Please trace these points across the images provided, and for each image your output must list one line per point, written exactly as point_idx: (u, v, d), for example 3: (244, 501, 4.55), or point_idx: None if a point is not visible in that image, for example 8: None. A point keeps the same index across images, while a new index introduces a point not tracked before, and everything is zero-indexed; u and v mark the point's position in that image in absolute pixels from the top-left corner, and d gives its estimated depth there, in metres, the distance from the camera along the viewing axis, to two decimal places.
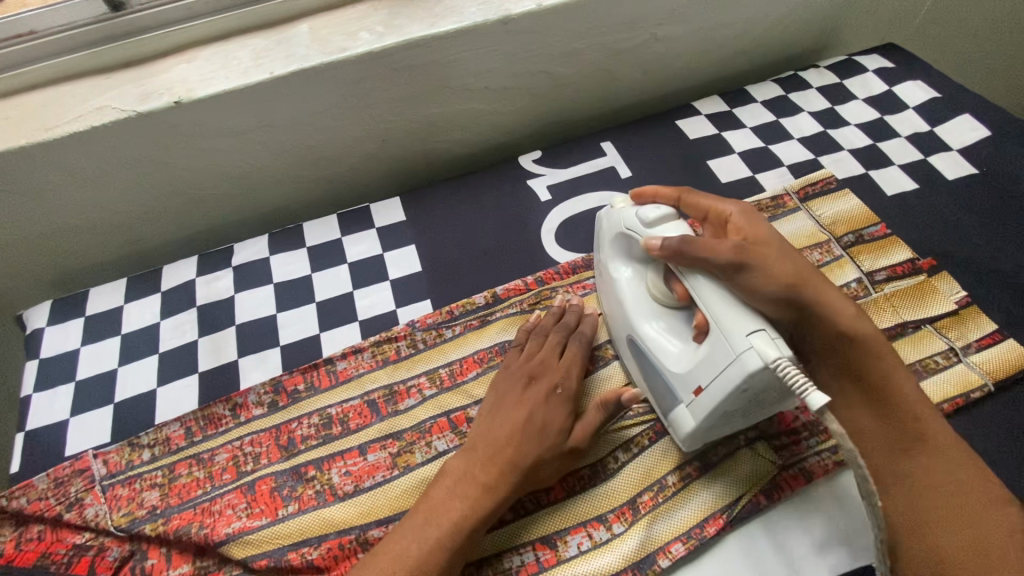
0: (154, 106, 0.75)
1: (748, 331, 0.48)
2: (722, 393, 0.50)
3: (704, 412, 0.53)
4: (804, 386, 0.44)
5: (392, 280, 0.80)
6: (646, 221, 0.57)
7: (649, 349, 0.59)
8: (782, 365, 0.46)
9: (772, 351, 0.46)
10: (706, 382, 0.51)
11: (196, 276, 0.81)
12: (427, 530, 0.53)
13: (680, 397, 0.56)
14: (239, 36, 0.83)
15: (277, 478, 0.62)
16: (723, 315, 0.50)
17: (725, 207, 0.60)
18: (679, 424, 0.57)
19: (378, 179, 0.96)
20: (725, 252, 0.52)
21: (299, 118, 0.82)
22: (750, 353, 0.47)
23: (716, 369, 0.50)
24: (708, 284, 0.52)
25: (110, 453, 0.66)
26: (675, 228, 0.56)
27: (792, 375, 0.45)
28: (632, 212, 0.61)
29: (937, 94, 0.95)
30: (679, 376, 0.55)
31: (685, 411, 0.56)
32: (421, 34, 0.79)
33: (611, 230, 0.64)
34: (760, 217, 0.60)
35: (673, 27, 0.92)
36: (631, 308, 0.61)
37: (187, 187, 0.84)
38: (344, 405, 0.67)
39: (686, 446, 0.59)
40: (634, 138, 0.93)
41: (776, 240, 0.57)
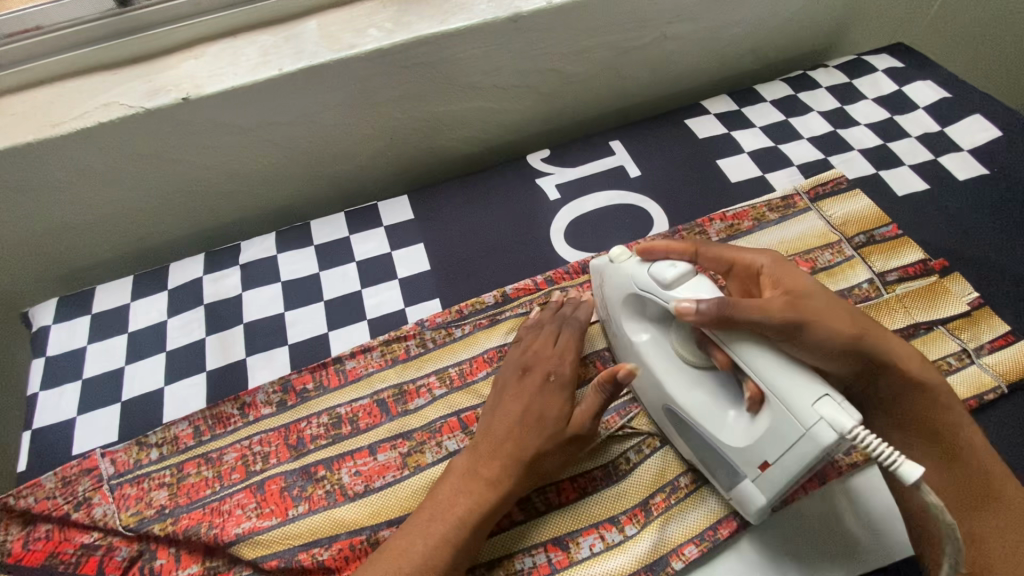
0: (162, 102, 0.74)
1: (815, 400, 0.46)
2: (797, 466, 0.48)
3: (774, 486, 0.51)
4: (894, 459, 0.44)
5: (400, 279, 0.79)
6: (664, 282, 0.54)
7: (694, 418, 0.56)
8: (860, 434, 0.44)
9: (845, 421, 0.45)
10: (776, 458, 0.50)
11: (204, 273, 0.81)
12: (432, 525, 0.53)
13: (742, 471, 0.54)
14: (247, 32, 0.82)
15: (286, 478, 0.62)
16: (787, 388, 0.48)
17: (754, 257, 0.58)
18: (747, 499, 0.54)
19: (385, 176, 0.95)
20: (778, 313, 0.50)
21: (308, 115, 0.81)
22: (823, 425, 0.46)
23: (785, 445, 0.49)
24: (760, 353, 0.49)
25: (118, 452, 0.65)
26: (700, 287, 0.53)
27: (876, 446, 0.44)
28: (644, 270, 0.57)
29: (947, 94, 0.94)
30: (738, 450, 0.53)
31: (751, 486, 0.54)
32: (431, 31, 0.79)
33: (620, 289, 0.61)
34: (792, 264, 0.58)
35: (683, 25, 0.92)
36: (663, 376, 0.58)
37: (194, 184, 0.84)
38: (353, 405, 0.67)
39: (751, 518, 0.56)
40: (643, 137, 0.92)
41: (817, 290, 0.55)
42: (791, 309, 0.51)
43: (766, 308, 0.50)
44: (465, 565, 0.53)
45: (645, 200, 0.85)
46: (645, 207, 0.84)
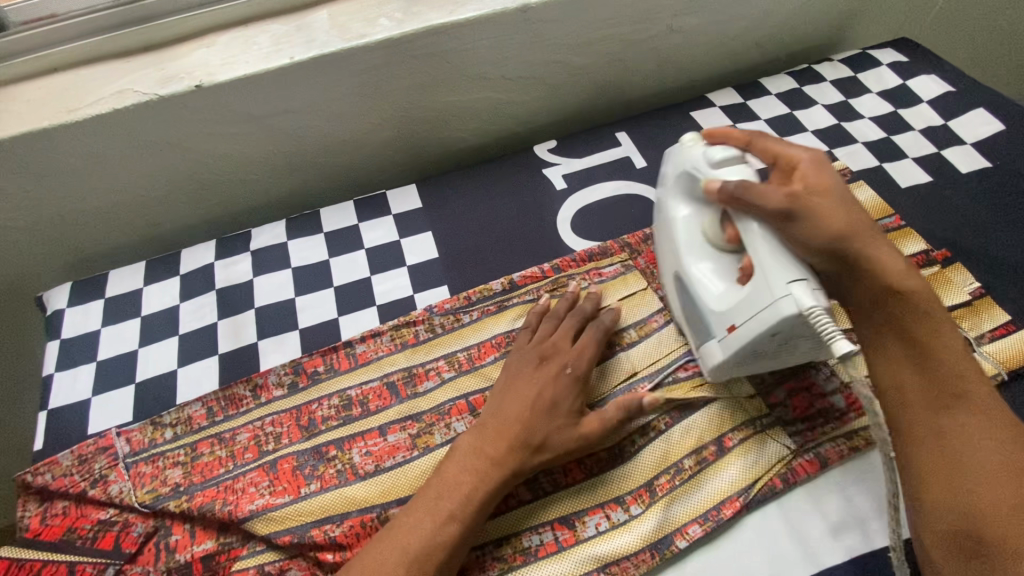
0: (176, 89, 0.75)
1: (789, 280, 0.51)
2: (754, 332, 0.54)
3: (733, 347, 0.57)
4: (834, 336, 0.49)
5: (409, 266, 0.80)
6: (710, 160, 0.59)
7: (692, 283, 0.62)
8: (815, 314, 0.50)
9: (808, 301, 0.50)
10: (741, 321, 0.55)
11: (215, 260, 0.82)
12: (440, 502, 0.55)
13: (713, 331, 0.60)
14: (258, 21, 0.83)
15: (298, 457, 0.63)
16: (768, 264, 0.53)
17: (795, 152, 0.58)
18: (710, 356, 0.61)
19: (394, 166, 0.96)
20: (777, 199, 0.53)
21: (318, 103, 0.82)
22: (787, 300, 0.51)
23: (752, 312, 0.54)
24: (757, 230, 0.54)
25: (134, 431, 0.67)
26: (738, 172, 0.57)
27: (824, 325, 0.50)
28: (698, 151, 0.61)
29: (951, 88, 0.95)
30: (715, 312, 0.59)
31: (716, 345, 0.60)
32: (442, 21, 0.80)
33: (675, 166, 0.64)
34: (829, 165, 0.57)
35: (689, 18, 0.93)
36: (679, 244, 0.64)
37: (206, 172, 0.85)
38: (364, 387, 0.68)
39: (711, 377, 0.63)
40: (649, 129, 0.93)
41: (839, 189, 0.55)
42: (795, 197, 0.53)
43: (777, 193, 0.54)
44: (470, 541, 0.55)
45: (651, 190, 0.86)
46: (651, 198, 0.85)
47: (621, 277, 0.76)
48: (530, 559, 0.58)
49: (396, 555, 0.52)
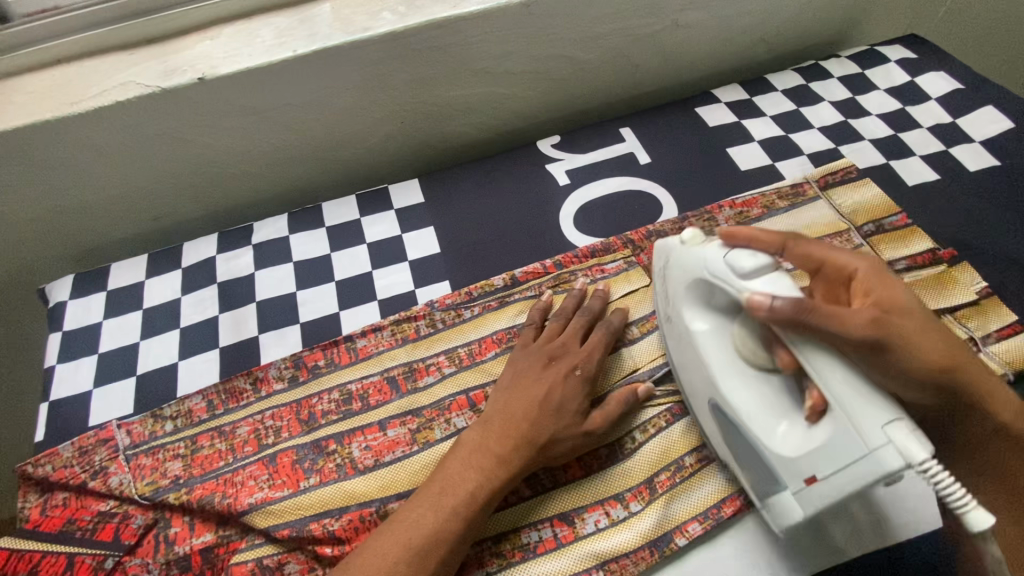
0: (179, 82, 0.75)
1: (884, 424, 0.45)
2: (849, 486, 0.47)
3: (815, 502, 0.50)
4: (964, 504, 0.44)
5: (410, 261, 0.80)
6: (741, 271, 0.51)
7: (742, 419, 0.54)
8: (931, 467, 0.44)
9: (917, 452, 0.44)
10: (827, 475, 0.48)
11: (217, 253, 0.82)
12: (441, 498, 0.54)
13: (783, 482, 0.52)
14: (261, 14, 0.83)
15: (298, 451, 0.63)
16: (854, 407, 0.46)
17: (850, 261, 0.53)
18: (783, 511, 0.53)
19: (396, 160, 0.96)
20: (863, 326, 0.47)
21: (321, 97, 0.82)
22: (889, 450, 0.45)
23: (844, 463, 0.47)
24: (831, 363, 0.47)
25: (134, 424, 0.67)
26: (779, 283, 0.50)
27: (943, 479, 0.44)
28: (720, 255, 0.53)
29: (960, 85, 0.94)
30: (785, 461, 0.51)
31: (790, 499, 0.52)
32: (445, 15, 0.79)
33: (689, 272, 0.56)
34: (889, 273, 0.53)
35: (695, 13, 0.92)
36: (716, 368, 0.56)
37: (208, 165, 0.85)
38: (364, 382, 0.68)
39: (781, 530, 0.55)
40: (653, 124, 0.93)
41: (913, 307, 0.51)
42: (875, 325, 0.48)
43: (850, 321, 0.47)
44: (471, 538, 0.55)
45: (655, 186, 0.86)
46: (655, 194, 0.85)
47: (624, 274, 0.75)
48: (529, 556, 0.58)
49: (396, 550, 0.52)
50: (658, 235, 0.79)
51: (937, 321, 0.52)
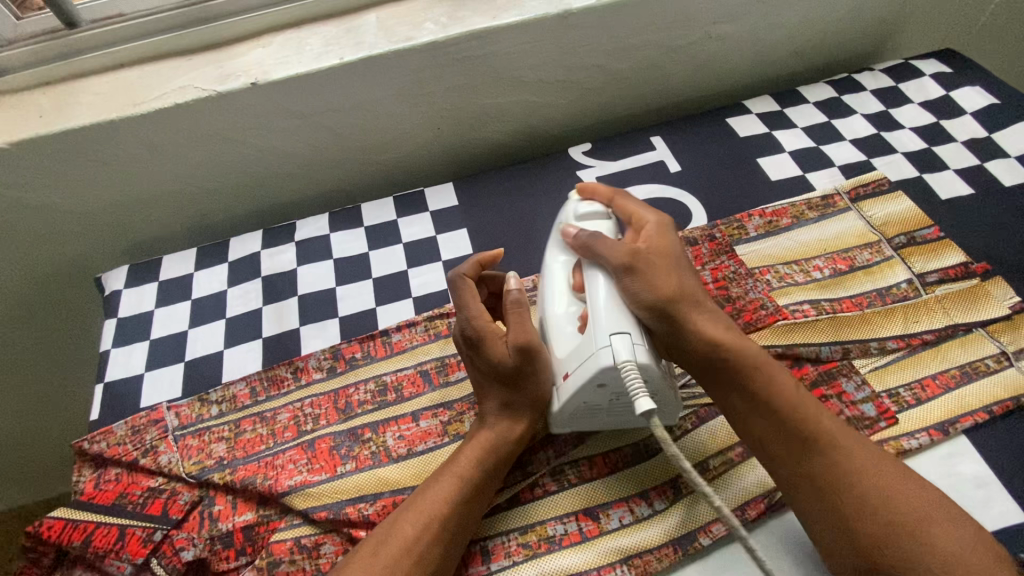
0: (234, 86, 0.80)
1: (612, 331, 0.54)
2: (580, 381, 0.55)
3: (563, 397, 0.57)
4: (637, 390, 0.50)
5: (444, 261, 0.83)
6: (577, 213, 0.64)
7: (545, 329, 0.61)
8: (628, 368, 0.52)
9: (624, 353, 0.52)
10: (571, 369, 0.56)
11: (261, 248, 0.86)
12: (452, 465, 0.58)
13: (553, 380, 0.60)
14: (311, 23, 0.87)
15: (335, 438, 0.66)
16: (598, 312, 0.55)
17: (644, 215, 0.63)
18: (546, 404, 0.61)
19: (432, 164, 1.00)
20: (621, 252, 0.58)
21: (365, 101, 0.86)
22: (606, 351, 0.53)
23: (581, 359, 0.55)
24: (597, 278, 0.58)
25: (183, 406, 0.71)
26: (598, 226, 0.63)
27: (632, 378, 0.51)
28: (569, 204, 0.66)
29: (996, 100, 0.93)
30: (556, 361, 0.59)
31: (553, 394, 0.59)
32: (484, 25, 0.83)
33: (552, 216, 0.69)
34: (672, 230, 0.63)
35: (728, 26, 0.94)
36: (545, 289, 0.63)
37: (255, 164, 0.89)
38: (398, 374, 0.71)
39: (552, 428, 0.62)
40: (684, 134, 0.94)
41: (672, 253, 0.60)
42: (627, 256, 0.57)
43: (608, 245, 0.58)
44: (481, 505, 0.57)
45: (684, 194, 0.87)
46: (684, 202, 0.86)
47: None
48: (554, 548, 0.59)
49: (412, 515, 0.55)
50: (687, 241, 0.80)
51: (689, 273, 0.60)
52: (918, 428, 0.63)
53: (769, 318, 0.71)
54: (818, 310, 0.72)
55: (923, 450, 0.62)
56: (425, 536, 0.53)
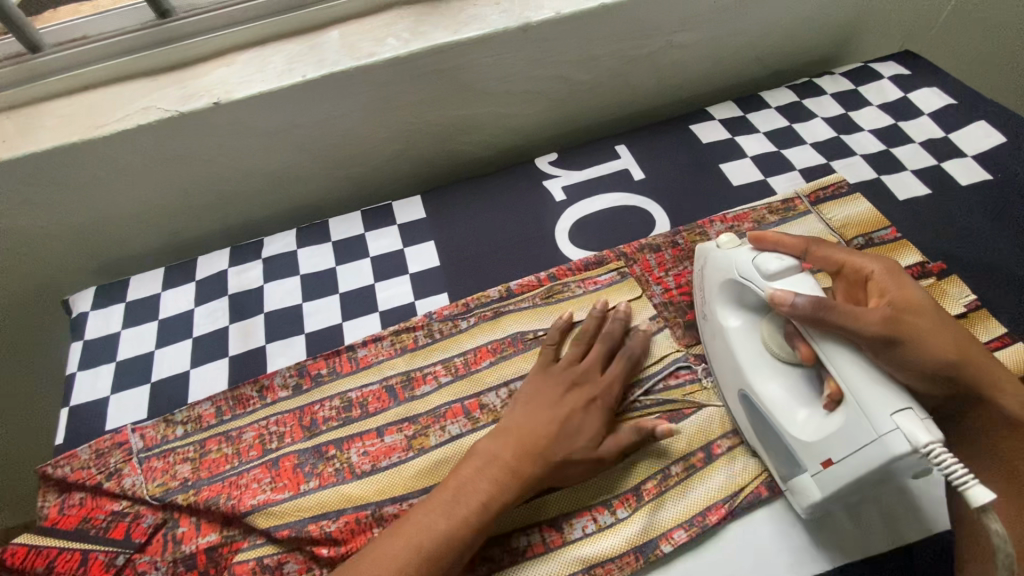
0: (197, 106, 0.80)
1: (895, 411, 0.49)
2: (861, 470, 0.51)
3: (833, 485, 0.54)
4: (965, 480, 0.46)
5: (411, 274, 0.83)
6: (767, 272, 0.58)
7: (766, 408, 0.60)
8: (935, 451, 0.47)
9: (924, 436, 0.47)
10: (840, 457, 0.52)
11: (228, 266, 0.86)
12: (455, 508, 0.56)
13: (805, 464, 0.57)
14: (275, 41, 0.88)
15: (299, 456, 0.66)
16: (864, 390, 0.51)
17: (865, 264, 0.60)
18: (802, 492, 0.57)
19: (401, 178, 1.00)
20: (875, 322, 0.53)
21: (330, 117, 0.87)
22: (896, 436, 0.48)
23: (854, 447, 0.51)
24: (845, 353, 0.53)
25: (147, 428, 0.70)
26: (802, 283, 0.57)
27: (947, 463, 0.46)
28: (748, 258, 0.61)
29: (952, 101, 0.95)
30: (806, 445, 0.56)
31: (809, 480, 0.56)
32: (446, 40, 0.83)
33: (720, 273, 0.65)
34: (902, 273, 0.60)
35: (689, 34, 0.95)
36: (744, 361, 0.63)
37: (222, 183, 0.90)
38: (363, 390, 0.71)
39: (804, 513, 0.59)
40: (648, 142, 0.96)
41: (925, 305, 0.57)
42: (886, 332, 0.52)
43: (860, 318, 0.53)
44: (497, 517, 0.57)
45: (648, 202, 0.88)
46: (648, 210, 0.87)
47: (614, 286, 0.79)
48: (518, 559, 0.59)
49: (408, 532, 0.55)
50: (650, 248, 0.82)
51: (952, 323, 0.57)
52: None
53: None
54: None
55: None
56: (420, 559, 0.53)
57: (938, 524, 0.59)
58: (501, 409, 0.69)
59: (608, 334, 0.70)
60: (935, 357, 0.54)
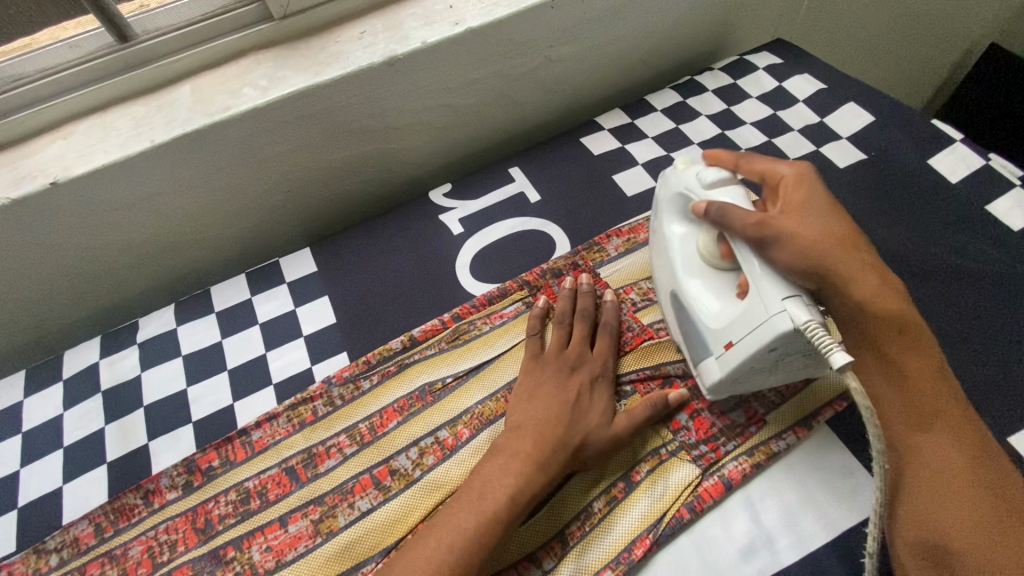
0: (29, 190, 0.71)
1: (783, 296, 0.51)
2: (752, 349, 0.53)
3: (730, 365, 0.56)
4: (829, 347, 0.47)
5: (305, 336, 0.78)
6: (704, 182, 0.61)
7: (688, 300, 0.63)
8: (812, 328, 0.49)
9: (804, 316, 0.50)
10: (738, 337, 0.55)
11: (99, 358, 0.77)
12: (483, 502, 0.56)
13: (712, 349, 0.59)
14: (121, 104, 0.80)
15: (194, 565, 0.60)
16: (760, 279, 0.53)
17: (780, 170, 0.61)
18: (709, 374, 0.60)
19: (289, 230, 0.94)
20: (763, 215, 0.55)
21: (194, 179, 0.79)
22: (783, 316, 0.51)
23: (750, 326, 0.54)
24: (747, 251, 0.56)
25: (16, 563, 0.62)
26: (731, 195, 0.59)
27: (821, 338, 0.48)
28: (694, 173, 0.63)
29: (823, 84, 0.98)
30: (713, 330, 0.59)
31: (715, 363, 0.59)
32: (306, 84, 0.78)
33: (671, 186, 0.67)
34: (813, 180, 0.60)
35: (566, 47, 0.94)
36: (678, 262, 0.65)
37: (81, 265, 0.81)
38: (261, 477, 0.65)
39: (711, 395, 0.62)
40: (541, 162, 0.94)
41: (810, 208, 0.57)
42: (761, 224, 0.55)
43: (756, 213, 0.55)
44: (526, 510, 0.57)
45: (546, 224, 0.86)
46: (547, 232, 0.86)
47: (521, 317, 0.76)
48: None
49: (438, 533, 0.55)
50: (552, 273, 0.79)
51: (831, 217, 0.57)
52: (785, 428, 0.64)
53: (635, 339, 0.72)
54: None
55: (793, 450, 0.64)
56: (455, 560, 0.53)
57: (859, 511, 0.60)
58: (412, 472, 0.64)
59: (584, 311, 0.71)
60: (812, 246, 0.54)
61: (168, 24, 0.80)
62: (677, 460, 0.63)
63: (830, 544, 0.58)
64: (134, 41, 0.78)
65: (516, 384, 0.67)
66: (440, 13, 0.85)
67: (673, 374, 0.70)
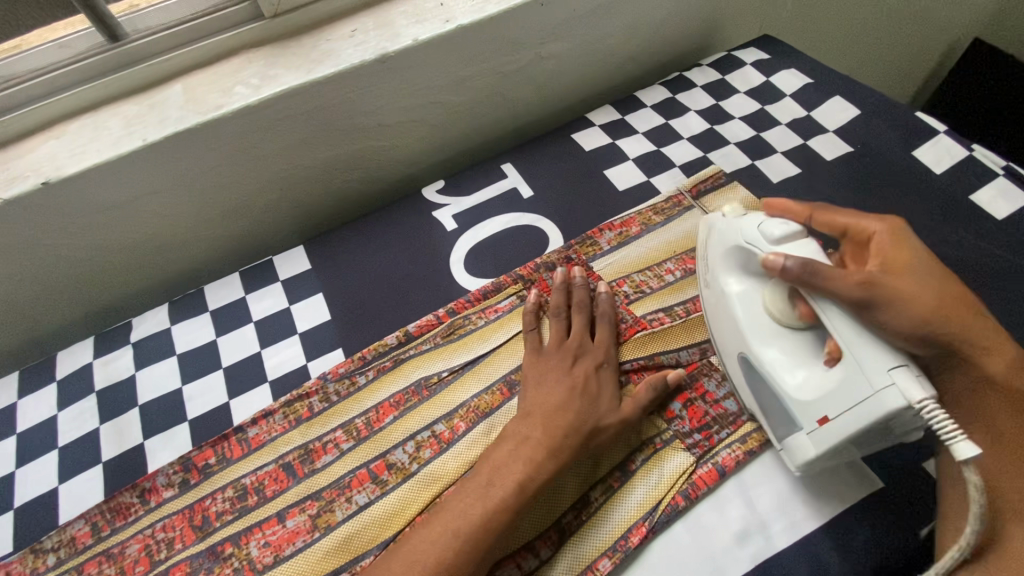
0: (20, 190, 0.71)
1: (889, 367, 0.48)
2: (857, 426, 0.50)
3: (828, 442, 0.53)
4: (952, 435, 0.45)
5: (300, 333, 0.78)
6: (771, 238, 0.57)
7: (766, 369, 0.59)
8: (928, 407, 0.46)
9: (917, 392, 0.47)
10: (837, 413, 0.51)
11: (93, 359, 0.77)
12: (492, 489, 0.56)
13: (801, 423, 0.56)
14: (112, 104, 0.79)
15: (192, 562, 0.60)
16: (859, 347, 0.50)
17: (869, 224, 0.59)
18: (798, 451, 0.56)
19: (282, 229, 0.94)
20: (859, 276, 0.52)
21: (186, 178, 0.79)
22: (893, 391, 0.47)
23: (849, 403, 0.50)
24: (837, 312, 0.52)
25: (13, 563, 0.62)
26: (802, 249, 0.56)
27: (939, 418, 0.45)
28: (754, 224, 0.60)
29: (809, 79, 1.00)
30: (802, 404, 0.55)
31: (804, 438, 0.55)
32: (298, 82, 0.78)
33: (727, 240, 0.63)
34: (907, 236, 0.58)
35: (557, 44, 0.94)
36: (746, 325, 0.61)
37: (74, 266, 0.81)
38: (258, 473, 0.65)
39: (797, 471, 0.58)
40: (532, 158, 0.94)
41: (915, 267, 0.55)
42: (863, 285, 0.51)
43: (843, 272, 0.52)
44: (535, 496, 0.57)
45: (539, 219, 0.87)
46: (539, 227, 0.86)
47: (516, 311, 0.77)
48: None
49: (443, 521, 0.55)
50: (546, 267, 0.80)
51: (942, 277, 0.55)
52: None
53: (628, 330, 0.73)
54: (672, 317, 0.74)
55: None
56: (462, 546, 0.53)
57: (850, 496, 0.60)
58: (409, 466, 0.65)
59: (581, 304, 0.72)
60: (917, 316, 0.52)
61: (158, 23, 0.79)
62: (673, 447, 0.64)
63: (821, 528, 0.59)
64: (125, 40, 0.77)
65: (522, 375, 0.67)
66: (431, 11, 0.86)
67: (666, 363, 0.70)
